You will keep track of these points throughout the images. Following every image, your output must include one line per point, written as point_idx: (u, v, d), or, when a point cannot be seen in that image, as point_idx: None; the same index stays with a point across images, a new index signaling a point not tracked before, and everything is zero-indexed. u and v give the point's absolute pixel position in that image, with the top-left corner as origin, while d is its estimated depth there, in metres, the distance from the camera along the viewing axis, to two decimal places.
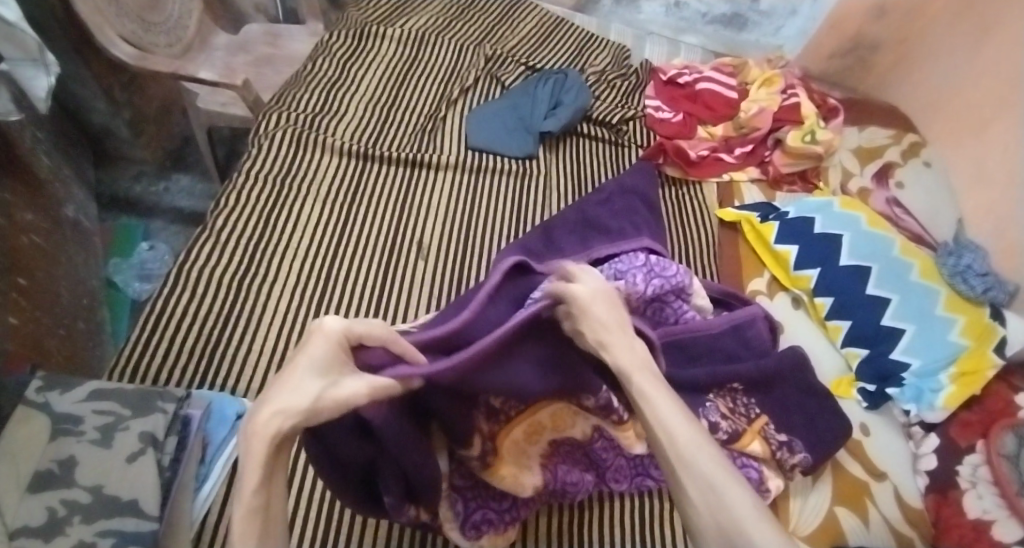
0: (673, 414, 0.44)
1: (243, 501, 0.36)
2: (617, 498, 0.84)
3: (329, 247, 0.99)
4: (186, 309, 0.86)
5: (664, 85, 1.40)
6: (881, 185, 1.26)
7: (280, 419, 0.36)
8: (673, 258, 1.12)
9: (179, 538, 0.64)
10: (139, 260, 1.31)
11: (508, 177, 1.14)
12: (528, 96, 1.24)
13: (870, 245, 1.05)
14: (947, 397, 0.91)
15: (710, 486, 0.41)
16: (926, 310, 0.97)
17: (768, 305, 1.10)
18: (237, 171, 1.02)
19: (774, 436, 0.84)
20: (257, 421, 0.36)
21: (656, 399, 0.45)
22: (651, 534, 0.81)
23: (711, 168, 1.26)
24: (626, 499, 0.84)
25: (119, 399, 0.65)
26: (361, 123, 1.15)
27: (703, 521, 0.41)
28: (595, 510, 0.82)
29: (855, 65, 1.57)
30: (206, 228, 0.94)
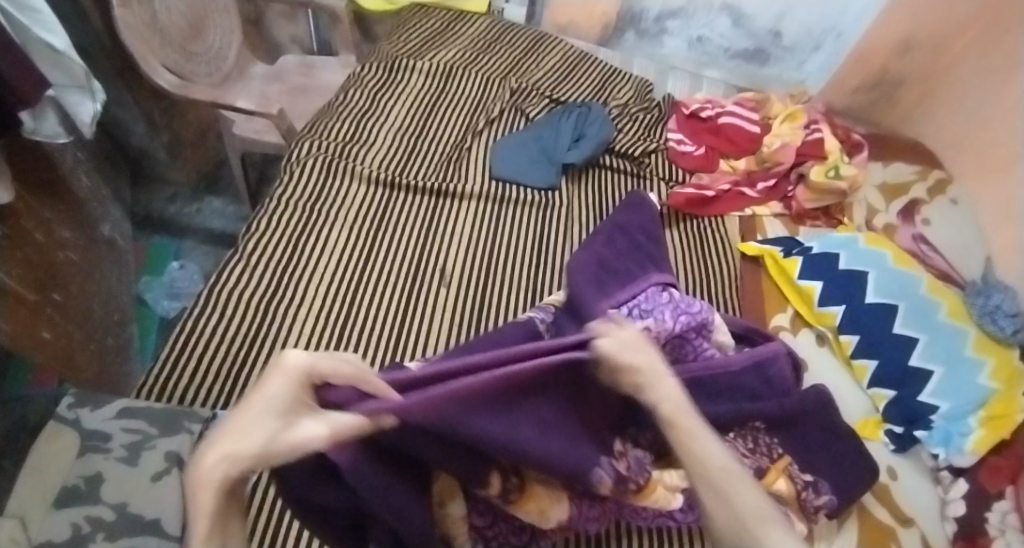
0: (697, 427, 0.44)
1: (196, 540, 0.37)
2: (636, 537, 0.82)
3: (354, 272, 1.01)
4: (213, 330, 0.88)
5: (687, 119, 1.41)
6: (907, 222, 1.25)
7: (232, 463, 0.37)
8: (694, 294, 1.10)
9: None
10: (170, 279, 1.34)
11: (531, 208, 1.16)
12: (552, 129, 1.26)
13: (897, 283, 1.03)
14: (976, 441, 0.90)
15: (729, 494, 0.41)
16: (955, 349, 0.96)
17: (791, 341, 1.09)
18: (269, 197, 1.06)
19: (800, 476, 0.83)
20: (202, 468, 0.36)
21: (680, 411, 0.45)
22: None
23: (731, 205, 1.26)
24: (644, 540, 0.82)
25: (149, 418, 0.68)
26: (389, 153, 1.18)
27: (721, 527, 0.41)
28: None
29: (879, 100, 1.57)
30: (236, 252, 0.97)
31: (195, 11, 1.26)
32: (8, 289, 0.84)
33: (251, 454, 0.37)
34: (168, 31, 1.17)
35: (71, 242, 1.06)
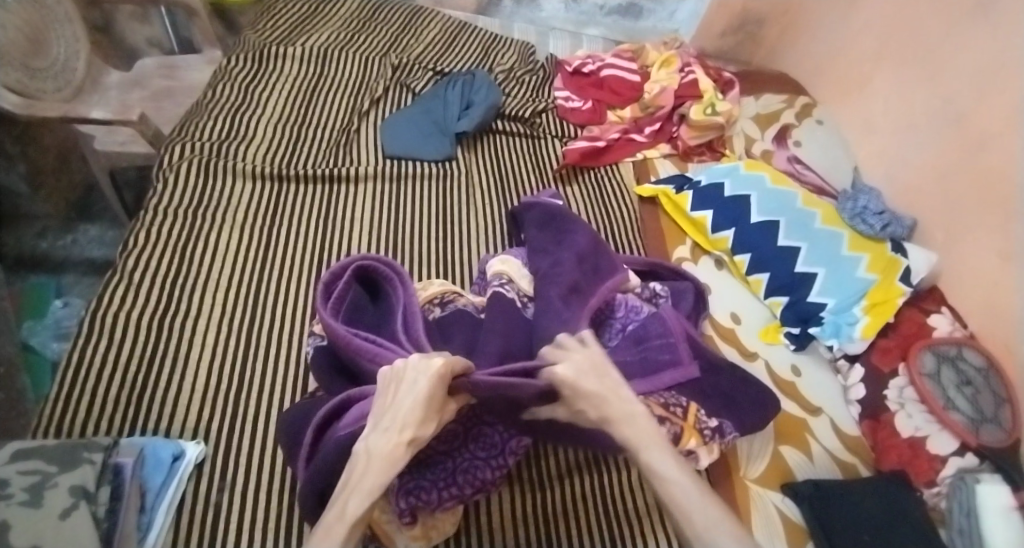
0: (665, 463, 0.57)
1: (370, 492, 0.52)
2: (582, 476, 0.86)
3: (253, 271, 0.97)
4: (105, 357, 0.82)
5: (571, 76, 1.45)
6: (781, 146, 1.35)
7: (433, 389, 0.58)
8: None
9: None
10: (54, 319, 1.23)
11: (429, 181, 1.15)
12: (439, 100, 1.25)
13: (776, 201, 1.13)
14: (863, 328, 1.00)
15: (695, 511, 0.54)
16: (833, 251, 1.06)
17: (693, 269, 1.16)
18: (145, 207, 0.99)
19: (706, 423, 0.80)
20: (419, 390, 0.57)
21: (654, 455, 0.57)
22: (614, 500, 0.85)
23: (623, 151, 1.31)
24: (590, 479, 0.86)
25: (44, 457, 0.64)
26: (272, 145, 1.14)
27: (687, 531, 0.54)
28: (558, 490, 0.85)
29: (745, 39, 1.69)
30: (116, 270, 0.90)
31: (30, 22, 1.14)
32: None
33: (395, 425, 0.56)
34: (3, 48, 1.05)
35: None
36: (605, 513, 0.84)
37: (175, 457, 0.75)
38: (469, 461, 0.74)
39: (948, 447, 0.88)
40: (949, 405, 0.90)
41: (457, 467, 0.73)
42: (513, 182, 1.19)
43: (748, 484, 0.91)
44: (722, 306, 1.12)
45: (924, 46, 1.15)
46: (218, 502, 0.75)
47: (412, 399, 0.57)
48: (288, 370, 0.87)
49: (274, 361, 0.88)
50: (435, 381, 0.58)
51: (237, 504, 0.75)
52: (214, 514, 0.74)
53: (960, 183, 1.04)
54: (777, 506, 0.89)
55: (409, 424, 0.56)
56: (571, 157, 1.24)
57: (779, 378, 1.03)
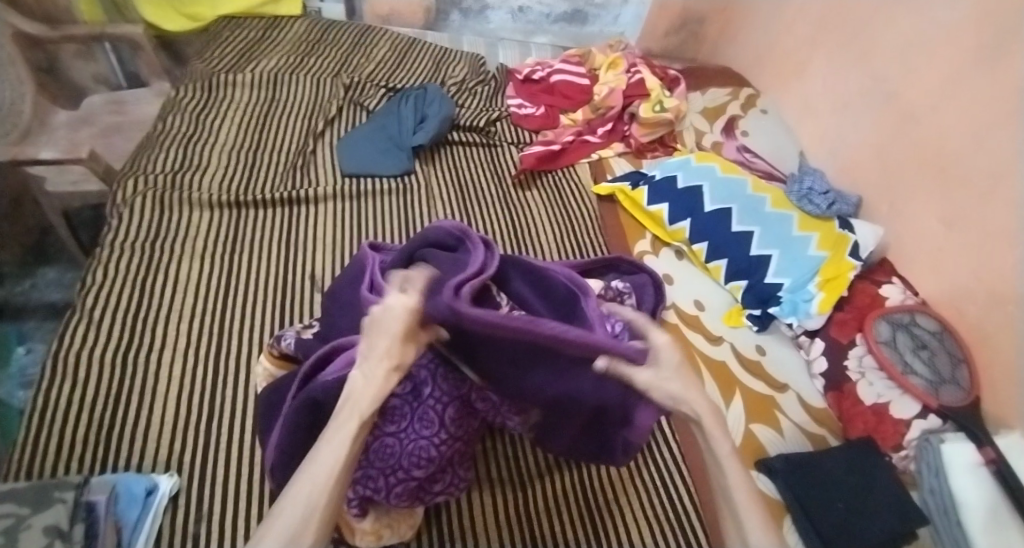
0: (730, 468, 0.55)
1: (331, 442, 0.49)
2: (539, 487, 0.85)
3: (216, 299, 0.96)
4: (71, 398, 0.81)
5: (522, 83, 1.47)
6: (730, 136, 1.40)
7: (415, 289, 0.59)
8: (548, 252, 1.15)
9: None
10: (18, 366, 1.18)
11: (389, 196, 1.16)
12: (394, 116, 1.27)
13: (727, 188, 1.18)
14: (819, 304, 1.04)
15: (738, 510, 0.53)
16: (786, 233, 1.11)
17: (655, 261, 1.20)
18: (100, 244, 0.98)
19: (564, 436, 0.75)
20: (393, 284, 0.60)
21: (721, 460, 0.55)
22: (567, 504, 0.84)
23: (579, 153, 1.34)
24: (548, 487, 0.85)
25: (15, 499, 0.62)
26: (227, 173, 1.14)
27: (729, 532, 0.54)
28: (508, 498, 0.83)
29: (688, 38, 1.74)
30: (75, 309, 0.89)
31: None
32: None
33: (377, 353, 0.53)
34: None
35: None
36: (554, 524, 0.82)
37: (148, 491, 0.73)
38: (411, 478, 0.69)
39: (911, 411, 0.92)
40: (908, 369, 0.94)
41: (394, 492, 0.69)
42: (475, 192, 1.22)
43: None
44: (684, 295, 1.15)
45: (857, 30, 1.21)
46: (197, 534, 0.73)
47: (326, 454, 0.48)
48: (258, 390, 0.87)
49: (244, 392, 0.87)
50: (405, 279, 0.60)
51: (220, 538, 0.73)
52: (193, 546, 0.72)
53: (898, 158, 1.10)
54: (753, 482, 0.91)
55: (333, 471, 0.48)
56: (528, 161, 1.27)
57: (744, 358, 1.07)
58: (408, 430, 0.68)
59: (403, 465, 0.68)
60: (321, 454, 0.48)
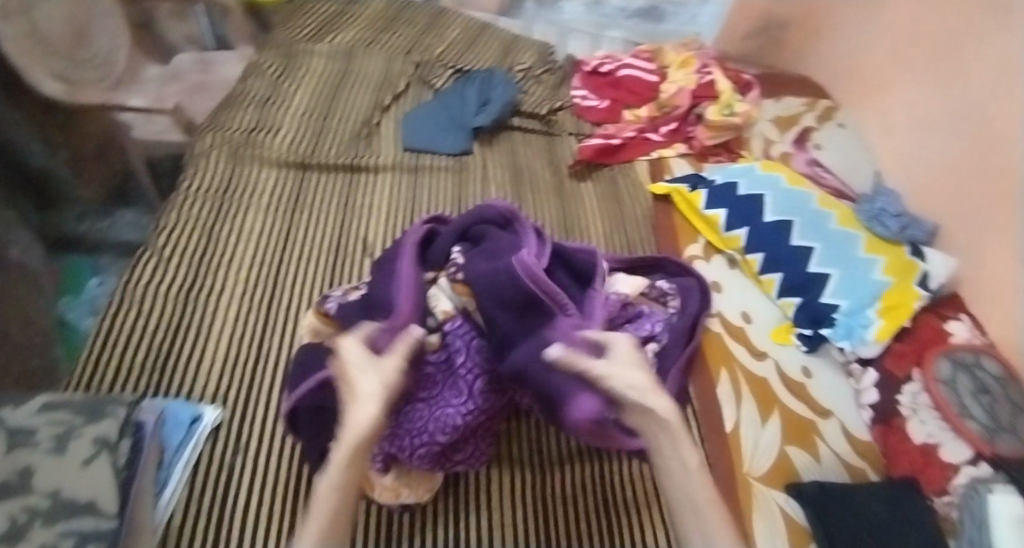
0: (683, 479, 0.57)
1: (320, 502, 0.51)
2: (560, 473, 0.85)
3: (273, 253, 1.01)
4: (135, 326, 0.86)
5: (589, 75, 1.45)
6: (801, 148, 1.33)
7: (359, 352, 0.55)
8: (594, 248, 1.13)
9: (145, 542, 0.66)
10: (89, 296, 1.27)
11: (445, 173, 1.18)
12: (459, 97, 1.29)
13: (790, 200, 1.13)
14: (878, 331, 0.99)
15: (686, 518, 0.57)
16: (848, 253, 1.06)
17: (705, 268, 1.15)
18: (176, 190, 1.04)
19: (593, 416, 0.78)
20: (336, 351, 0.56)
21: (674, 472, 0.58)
22: (586, 495, 0.83)
23: (638, 150, 1.31)
24: (568, 475, 0.85)
25: (72, 408, 0.67)
26: (297, 136, 1.18)
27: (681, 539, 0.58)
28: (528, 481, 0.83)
29: (768, 44, 1.67)
30: (148, 247, 0.96)
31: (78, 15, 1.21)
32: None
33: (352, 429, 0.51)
34: (52, 38, 1.12)
35: None
36: (571, 512, 0.81)
37: (193, 420, 0.78)
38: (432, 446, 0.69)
39: (961, 455, 0.84)
40: (964, 412, 0.87)
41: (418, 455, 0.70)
42: (530, 178, 1.22)
43: (751, 481, 0.90)
44: (732, 306, 1.10)
45: (951, 46, 1.13)
46: (232, 464, 0.77)
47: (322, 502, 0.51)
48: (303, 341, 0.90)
49: (289, 341, 0.90)
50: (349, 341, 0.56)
51: (251, 473, 0.77)
52: (227, 475, 0.76)
53: (981, 186, 1.03)
54: (780, 505, 0.88)
55: (328, 520, 0.51)
56: (585, 153, 1.26)
57: (788, 378, 1.03)
58: (438, 398, 0.71)
59: (428, 430, 0.70)
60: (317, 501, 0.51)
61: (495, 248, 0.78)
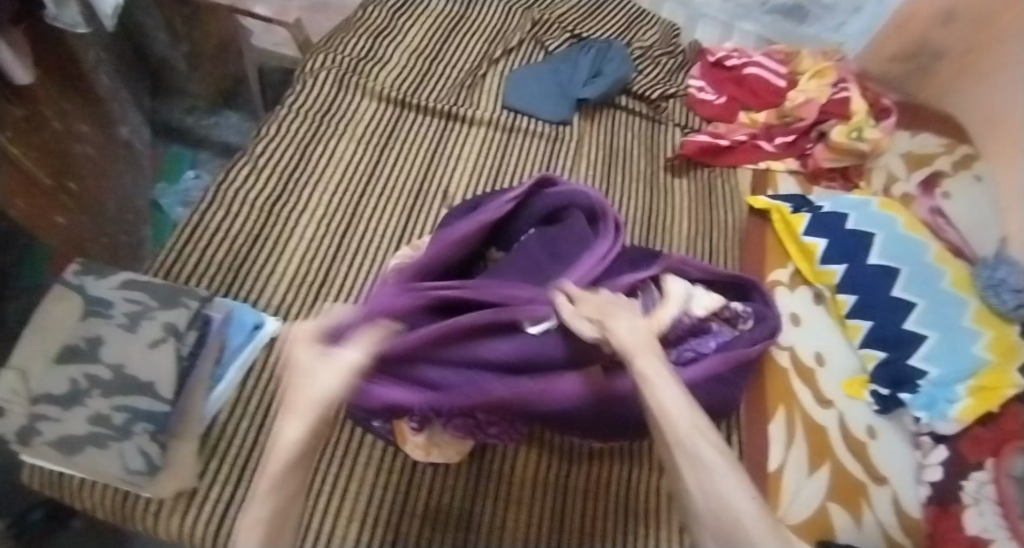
0: (687, 425, 0.50)
1: (256, 501, 0.48)
2: (592, 464, 0.84)
3: (358, 184, 1.01)
4: (219, 226, 0.90)
5: (711, 67, 1.36)
6: (926, 193, 1.19)
7: (300, 337, 0.52)
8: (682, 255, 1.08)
9: (190, 429, 0.68)
10: (184, 187, 1.36)
11: (540, 139, 1.15)
12: (569, 64, 1.24)
13: (903, 247, 1.03)
14: (962, 409, 0.89)
15: (721, 500, 0.47)
16: (951, 319, 0.96)
17: (787, 296, 1.07)
18: (282, 104, 1.07)
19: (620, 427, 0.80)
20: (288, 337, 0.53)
21: (675, 419, 0.50)
22: (622, 494, 0.83)
23: (744, 157, 1.22)
24: (596, 469, 0.84)
25: (148, 291, 0.71)
26: (403, 72, 1.18)
27: (704, 515, 0.48)
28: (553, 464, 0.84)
29: (916, 71, 1.47)
30: (246, 153, 0.99)
31: None
32: (8, 155, 0.83)
33: (297, 412, 0.48)
34: None
35: (89, 136, 1.08)
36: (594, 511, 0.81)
37: (255, 326, 0.82)
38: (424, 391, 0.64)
39: None
40: None
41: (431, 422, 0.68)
42: (624, 162, 1.17)
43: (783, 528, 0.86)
44: (806, 344, 1.03)
45: None
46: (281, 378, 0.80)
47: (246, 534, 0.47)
48: (369, 276, 0.92)
49: (357, 273, 0.92)
50: (299, 327, 0.53)
51: None
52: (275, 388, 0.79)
53: None
54: None
55: (255, 526, 0.47)
56: (689, 150, 1.19)
57: (850, 434, 0.96)
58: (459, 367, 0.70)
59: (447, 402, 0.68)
60: (243, 525, 0.47)
61: (563, 242, 0.78)
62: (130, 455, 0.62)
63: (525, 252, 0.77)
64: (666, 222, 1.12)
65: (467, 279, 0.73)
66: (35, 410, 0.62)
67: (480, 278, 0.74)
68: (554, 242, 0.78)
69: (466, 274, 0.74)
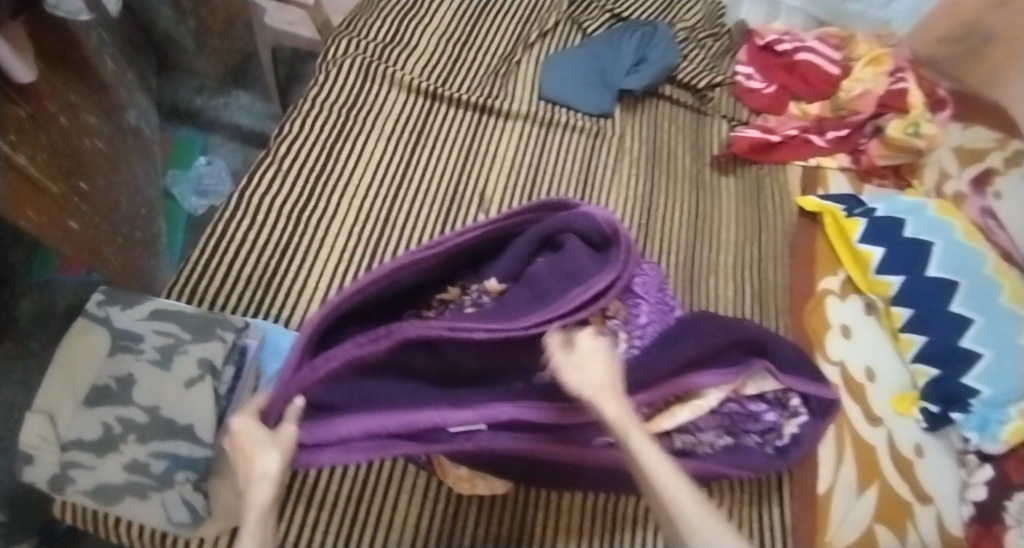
0: (667, 470, 0.47)
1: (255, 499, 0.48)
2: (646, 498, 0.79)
3: (390, 187, 0.96)
4: (245, 237, 0.84)
5: (759, 51, 1.27)
6: (978, 191, 1.07)
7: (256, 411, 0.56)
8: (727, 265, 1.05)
9: None
10: (197, 174, 1.30)
11: (580, 135, 1.09)
12: (612, 49, 1.16)
13: (961, 258, 0.95)
14: (1014, 432, 0.82)
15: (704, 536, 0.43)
16: (1010, 336, 0.88)
17: (837, 305, 1.01)
18: (303, 97, 1.00)
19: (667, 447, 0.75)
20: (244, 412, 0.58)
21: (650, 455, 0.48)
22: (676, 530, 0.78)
23: (793, 152, 1.16)
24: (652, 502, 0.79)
25: (180, 321, 0.67)
26: (432, 59, 1.11)
27: None
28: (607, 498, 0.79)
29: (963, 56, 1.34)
30: (269, 153, 0.92)
31: None
32: (12, 162, 0.77)
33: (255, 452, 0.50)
34: None
35: (97, 129, 1.02)
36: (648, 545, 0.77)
37: None
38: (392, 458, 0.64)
39: None
40: None
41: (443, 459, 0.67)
42: (668, 160, 1.12)
43: None
44: (858, 357, 0.97)
45: None
46: None
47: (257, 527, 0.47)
48: None
49: None
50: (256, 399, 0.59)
51: None
52: None
53: None
54: None
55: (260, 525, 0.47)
56: (738, 147, 1.13)
57: (897, 452, 0.91)
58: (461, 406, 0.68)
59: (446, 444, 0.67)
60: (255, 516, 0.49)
61: (573, 267, 0.71)
62: (173, 505, 0.60)
63: (535, 283, 0.72)
64: (712, 228, 1.08)
65: (491, 314, 0.69)
66: (66, 457, 0.59)
67: (503, 312, 0.69)
68: (563, 267, 0.71)
69: (484, 311, 0.70)
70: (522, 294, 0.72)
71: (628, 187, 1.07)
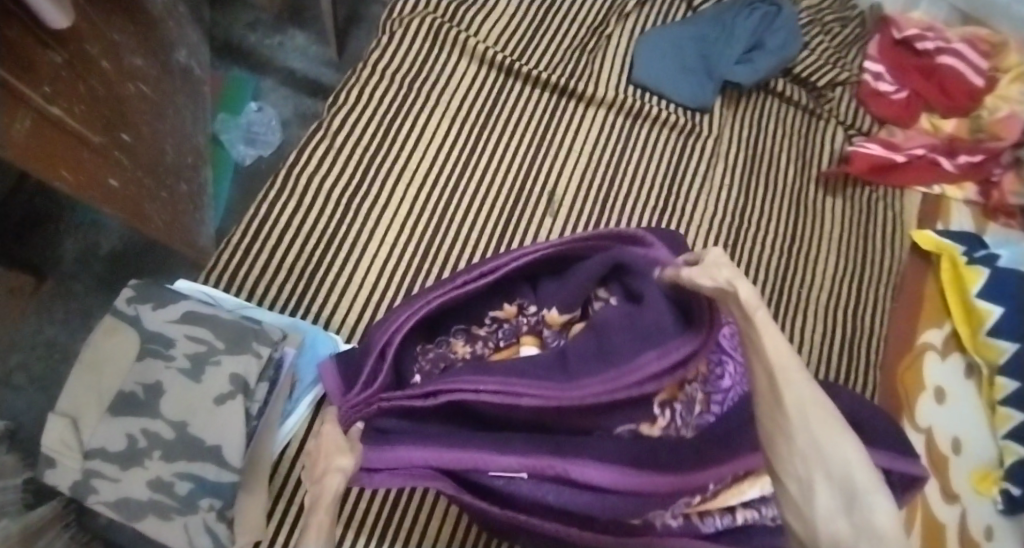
0: (774, 340, 0.34)
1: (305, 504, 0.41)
2: None
3: (449, 175, 0.88)
4: (290, 221, 0.80)
5: (893, 46, 1.09)
6: None
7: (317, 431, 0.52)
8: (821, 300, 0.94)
9: (259, 478, 0.62)
10: (247, 121, 1.22)
11: (669, 131, 0.97)
12: (725, 26, 1.00)
13: None
14: None
15: (810, 443, 0.29)
16: None
17: (935, 363, 0.89)
18: (364, 61, 0.91)
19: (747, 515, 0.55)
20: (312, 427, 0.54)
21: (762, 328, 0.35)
22: None
23: (918, 176, 1.00)
24: None
25: (214, 328, 0.60)
26: (510, 25, 0.98)
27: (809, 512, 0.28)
28: None
29: None
30: (322, 127, 0.86)
31: None
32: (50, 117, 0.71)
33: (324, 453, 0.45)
34: None
35: (143, 71, 0.94)
36: None
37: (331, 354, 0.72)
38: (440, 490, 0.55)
39: None
40: None
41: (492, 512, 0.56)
42: (765, 170, 0.99)
43: None
44: (945, 423, 0.85)
45: None
46: None
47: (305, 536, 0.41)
48: None
49: None
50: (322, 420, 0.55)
51: None
52: None
53: None
54: None
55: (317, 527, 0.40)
56: (858, 166, 0.99)
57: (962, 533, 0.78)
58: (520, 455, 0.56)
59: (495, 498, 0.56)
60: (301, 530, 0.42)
61: (651, 330, 0.54)
62: (195, 531, 0.56)
63: (604, 333, 0.57)
64: (810, 255, 0.96)
65: (544, 368, 0.55)
66: (89, 465, 0.56)
67: (558, 370, 0.55)
68: (638, 327, 0.55)
69: (537, 364, 0.56)
70: (590, 348, 0.57)
71: (711, 200, 0.95)
